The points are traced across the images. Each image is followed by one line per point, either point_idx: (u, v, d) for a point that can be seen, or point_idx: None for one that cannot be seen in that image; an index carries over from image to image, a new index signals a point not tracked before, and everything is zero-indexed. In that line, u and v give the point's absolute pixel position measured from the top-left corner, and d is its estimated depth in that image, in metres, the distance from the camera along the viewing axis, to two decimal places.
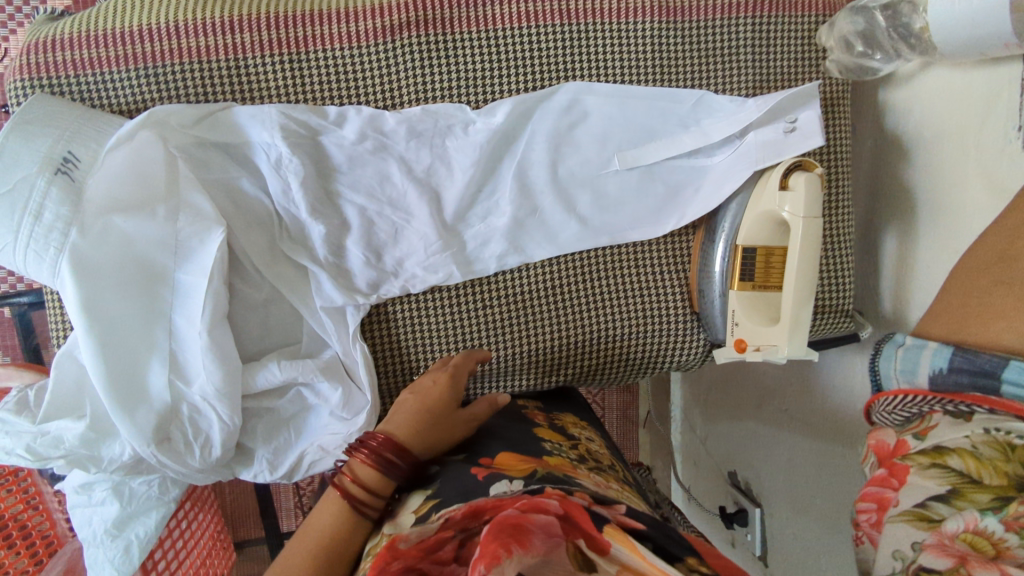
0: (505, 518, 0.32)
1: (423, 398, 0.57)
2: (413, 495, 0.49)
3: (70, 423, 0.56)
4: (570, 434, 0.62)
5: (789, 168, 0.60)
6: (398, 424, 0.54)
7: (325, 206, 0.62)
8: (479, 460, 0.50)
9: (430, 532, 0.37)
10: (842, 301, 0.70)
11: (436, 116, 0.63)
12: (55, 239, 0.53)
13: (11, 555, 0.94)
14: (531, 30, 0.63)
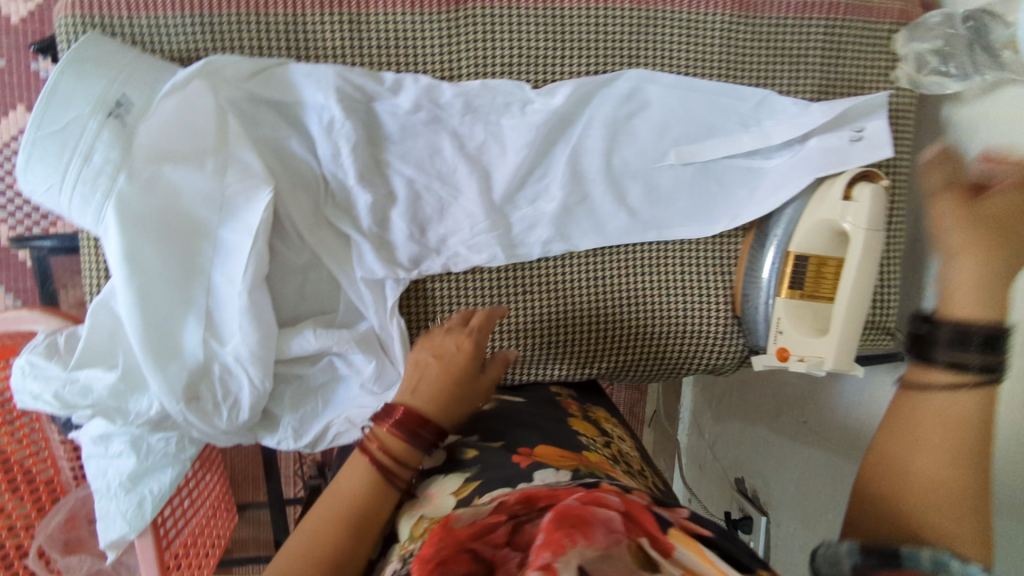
0: (564, 510, 0.32)
1: (445, 365, 0.54)
2: (450, 476, 0.48)
3: (100, 373, 0.56)
4: (604, 430, 0.61)
5: (850, 180, 0.60)
6: (419, 389, 0.53)
7: (373, 175, 0.61)
8: (519, 450, 0.49)
9: (484, 513, 0.35)
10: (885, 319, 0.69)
11: (494, 92, 0.61)
12: (103, 184, 0.52)
13: (16, 500, 0.92)
14: (600, 11, 0.61)
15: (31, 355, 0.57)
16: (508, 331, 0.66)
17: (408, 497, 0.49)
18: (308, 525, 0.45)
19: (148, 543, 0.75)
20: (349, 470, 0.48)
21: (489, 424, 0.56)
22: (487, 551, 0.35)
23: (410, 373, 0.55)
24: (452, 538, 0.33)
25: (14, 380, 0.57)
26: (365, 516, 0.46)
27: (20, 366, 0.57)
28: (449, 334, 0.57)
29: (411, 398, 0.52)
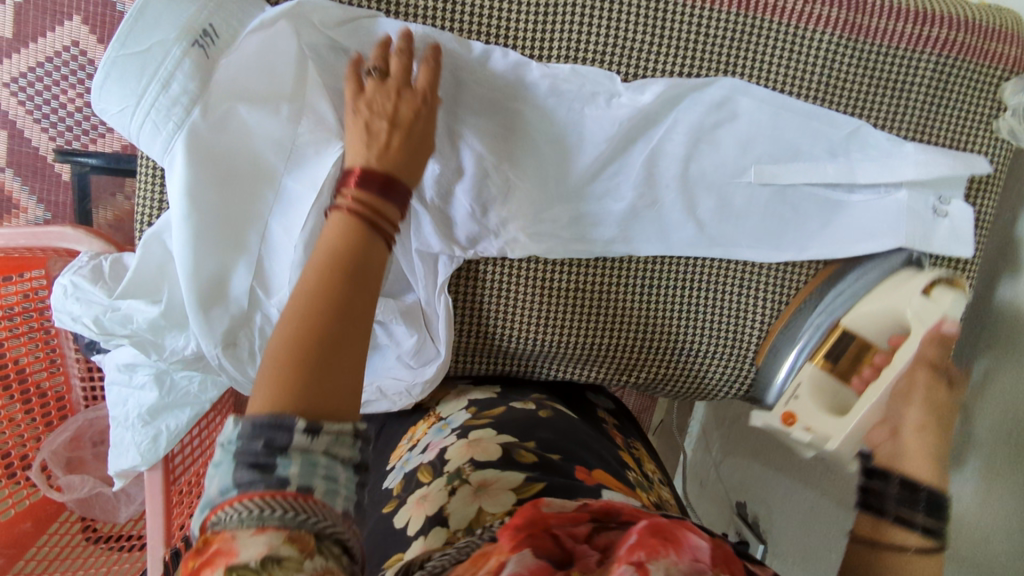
0: (657, 524, 0.36)
1: (404, 130, 0.49)
2: (507, 472, 0.51)
3: (143, 305, 0.55)
4: (643, 469, 0.63)
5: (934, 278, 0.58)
6: (379, 153, 0.48)
7: (444, 145, 0.59)
8: (580, 467, 0.53)
9: (569, 508, 0.40)
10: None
11: (582, 79, 0.59)
12: (177, 114, 0.50)
13: (26, 416, 0.92)
14: (704, 12, 0.58)
15: (77, 277, 0.56)
16: (553, 328, 0.65)
17: (455, 484, 0.51)
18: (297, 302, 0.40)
19: (157, 478, 0.74)
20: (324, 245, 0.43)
21: (542, 432, 0.59)
22: (568, 541, 0.37)
23: (360, 139, 0.49)
24: (539, 517, 0.38)
25: (55, 299, 0.56)
26: (364, 292, 0.41)
27: (64, 285, 0.56)
28: (400, 98, 0.50)
29: (370, 157, 0.47)
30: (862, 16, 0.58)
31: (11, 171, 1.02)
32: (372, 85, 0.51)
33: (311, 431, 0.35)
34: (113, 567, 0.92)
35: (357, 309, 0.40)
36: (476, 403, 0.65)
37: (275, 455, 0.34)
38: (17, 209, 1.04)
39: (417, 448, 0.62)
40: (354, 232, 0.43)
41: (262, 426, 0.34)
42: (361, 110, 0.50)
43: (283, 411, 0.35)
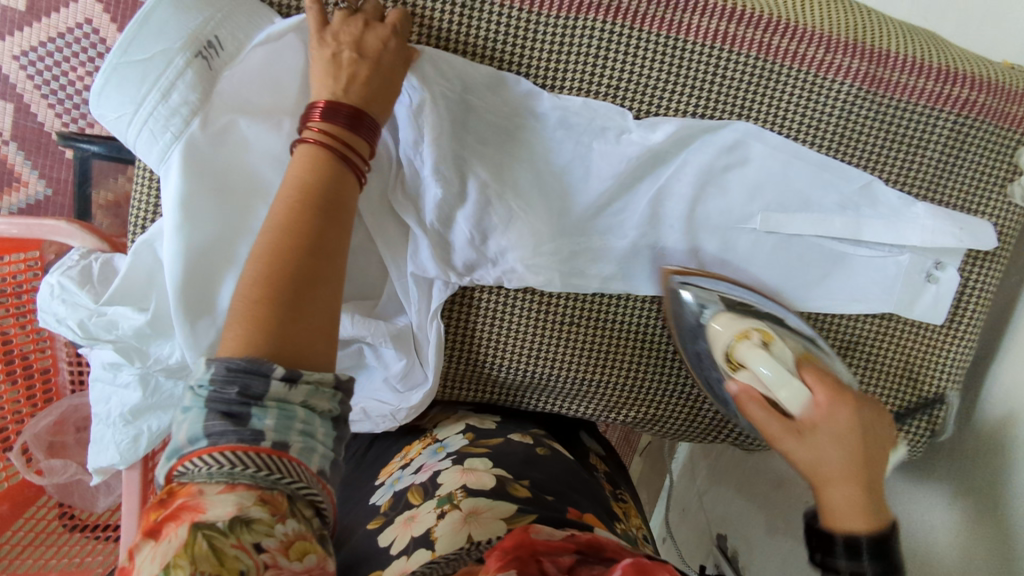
0: (640, 561, 0.38)
1: (373, 62, 0.49)
2: (498, 501, 0.51)
3: (130, 312, 0.54)
4: (629, 518, 0.62)
5: (729, 341, 0.57)
6: (348, 86, 0.48)
7: (448, 169, 0.57)
8: (569, 508, 0.53)
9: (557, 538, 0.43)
10: (916, 443, 0.67)
11: (593, 113, 0.58)
12: (175, 125, 0.49)
13: (9, 389, 0.91)
14: (723, 53, 0.56)
15: (66, 278, 0.56)
16: (544, 360, 0.65)
17: (445, 508, 0.51)
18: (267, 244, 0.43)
19: (135, 478, 0.73)
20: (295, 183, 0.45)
21: (534, 471, 0.58)
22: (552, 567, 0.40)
23: (326, 71, 0.49)
24: (528, 544, 0.41)
25: (41, 298, 0.56)
26: (332, 237, 0.45)
27: (50, 285, 0.56)
28: (367, 30, 0.50)
29: (338, 93, 0.48)
30: (885, 70, 0.57)
31: (15, 144, 1.02)
32: (336, 18, 0.50)
33: (288, 379, 0.39)
34: (85, 559, 0.91)
35: (327, 257, 0.44)
36: (474, 429, 0.65)
37: (251, 400, 0.38)
38: (19, 182, 1.04)
39: (409, 467, 0.61)
40: (323, 175, 0.46)
41: (238, 372, 0.38)
42: (326, 42, 0.49)
43: (261, 358, 0.39)
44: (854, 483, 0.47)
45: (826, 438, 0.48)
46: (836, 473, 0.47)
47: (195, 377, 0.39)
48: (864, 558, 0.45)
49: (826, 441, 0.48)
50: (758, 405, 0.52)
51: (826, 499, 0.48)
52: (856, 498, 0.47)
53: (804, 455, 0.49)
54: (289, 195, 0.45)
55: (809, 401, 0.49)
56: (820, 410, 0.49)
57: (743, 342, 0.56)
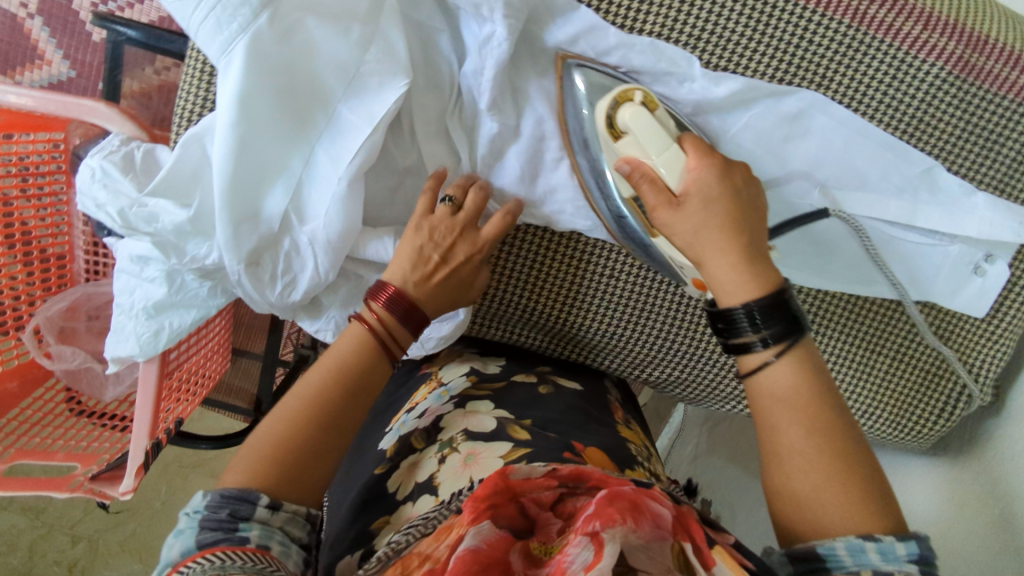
0: (618, 493, 0.35)
1: (452, 265, 0.55)
2: (495, 442, 0.51)
3: (172, 208, 0.53)
4: (644, 444, 0.63)
5: (608, 106, 0.54)
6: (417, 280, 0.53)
7: (506, 101, 0.56)
8: (570, 442, 0.53)
9: (536, 474, 0.39)
10: (930, 432, 0.69)
11: (659, 55, 0.54)
12: (243, 17, 0.47)
13: (26, 282, 0.89)
14: (812, 14, 0.54)
15: (109, 163, 0.56)
16: (575, 306, 0.67)
17: (445, 453, 0.52)
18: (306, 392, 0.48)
19: (151, 372, 0.74)
20: (328, 364, 0.50)
21: (537, 411, 0.59)
22: (533, 509, 0.38)
23: (409, 259, 0.53)
24: (506, 487, 0.38)
25: (79, 180, 0.55)
26: (350, 414, 0.49)
27: (91, 168, 0.55)
28: (460, 236, 0.55)
29: (408, 283, 0.53)
30: (977, 57, 0.55)
31: (40, 20, 0.98)
32: (443, 210, 0.55)
33: (271, 507, 0.43)
34: (92, 444, 0.91)
35: (335, 434, 0.48)
36: (477, 373, 0.65)
37: (238, 522, 0.41)
38: (42, 61, 1.01)
39: (415, 412, 0.62)
40: (337, 397, 0.48)
41: (230, 498, 0.42)
42: (422, 230, 0.54)
43: (251, 487, 0.43)
44: (728, 260, 0.49)
45: (700, 204, 0.50)
46: (710, 242, 0.49)
47: (190, 504, 0.42)
48: (759, 323, 0.47)
49: (699, 207, 0.50)
50: (648, 181, 0.51)
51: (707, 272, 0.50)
52: (738, 265, 0.48)
53: (680, 228, 0.50)
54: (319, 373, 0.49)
55: (681, 167, 0.52)
56: (693, 173, 0.51)
57: (626, 104, 0.53)
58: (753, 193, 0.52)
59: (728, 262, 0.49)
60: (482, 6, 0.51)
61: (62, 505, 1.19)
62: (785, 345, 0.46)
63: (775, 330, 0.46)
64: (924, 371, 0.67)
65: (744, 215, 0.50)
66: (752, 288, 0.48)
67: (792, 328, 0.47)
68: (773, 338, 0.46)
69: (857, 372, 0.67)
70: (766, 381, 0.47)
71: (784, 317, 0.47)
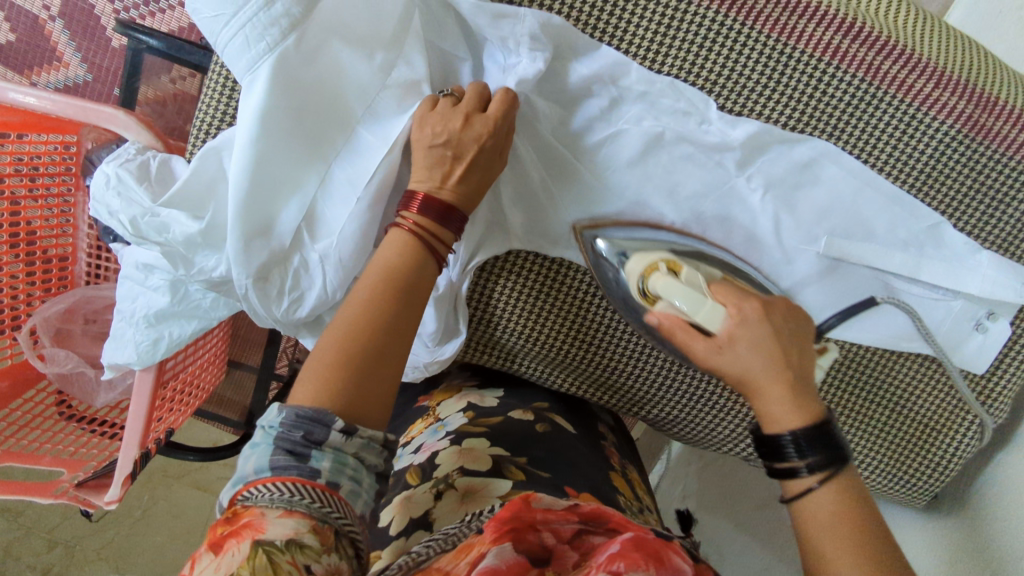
0: (641, 538, 0.34)
1: (469, 156, 0.50)
2: (495, 479, 0.51)
3: (184, 219, 0.53)
4: (637, 495, 0.61)
5: (640, 278, 0.55)
6: (442, 183, 0.50)
7: (523, 129, 0.57)
8: (564, 486, 0.51)
9: (557, 507, 0.39)
10: (923, 486, 0.69)
11: (679, 94, 0.56)
12: (272, 35, 0.48)
13: (25, 284, 0.88)
14: (827, 67, 0.55)
15: (125, 171, 0.57)
16: (570, 338, 0.67)
17: (441, 488, 0.51)
18: (363, 295, 0.46)
19: (147, 380, 0.73)
20: (380, 274, 0.47)
21: (534, 450, 0.57)
22: (551, 540, 0.38)
23: (427, 162, 0.50)
24: (527, 513, 0.38)
25: (94, 187, 0.57)
26: (403, 330, 0.46)
27: (106, 175, 0.57)
28: (466, 122, 0.50)
29: (438, 185, 0.50)
30: (987, 117, 0.56)
31: (61, 23, 0.99)
32: (444, 104, 0.51)
33: (346, 432, 0.40)
34: (80, 449, 0.90)
35: (394, 345, 0.45)
36: (474, 408, 0.63)
37: (311, 447, 0.40)
38: (59, 63, 1.02)
39: (411, 446, 0.61)
40: (398, 302, 0.46)
41: (304, 419, 0.40)
42: (426, 130, 0.51)
43: (325, 408, 0.40)
44: (782, 384, 0.47)
45: (746, 349, 0.48)
46: (761, 381, 0.47)
47: (267, 418, 0.41)
48: (805, 451, 0.45)
49: (749, 349, 0.48)
50: (684, 333, 0.50)
51: (761, 402, 0.48)
52: (786, 398, 0.47)
53: (730, 370, 0.48)
54: (382, 274, 0.47)
55: (724, 315, 0.49)
56: (736, 323, 0.48)
57: (653, 275, 0.54)
58: (794, 329, 0.50)
59: (780, 397, 0.47)
60: (508, 41, 0.53)
61: (40, 509, 1.17)
62: (831, 473, 0.44)
63: (821, 457, 0.44)
64: (922, 425, 0.67)
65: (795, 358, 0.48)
66: (800, 415, 0.46)
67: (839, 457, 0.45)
68: (818, 466, 0.44)
69: (854, 418, 0.67)
70: (809, 507, 0.45)
71: (831, 446, 0.45)
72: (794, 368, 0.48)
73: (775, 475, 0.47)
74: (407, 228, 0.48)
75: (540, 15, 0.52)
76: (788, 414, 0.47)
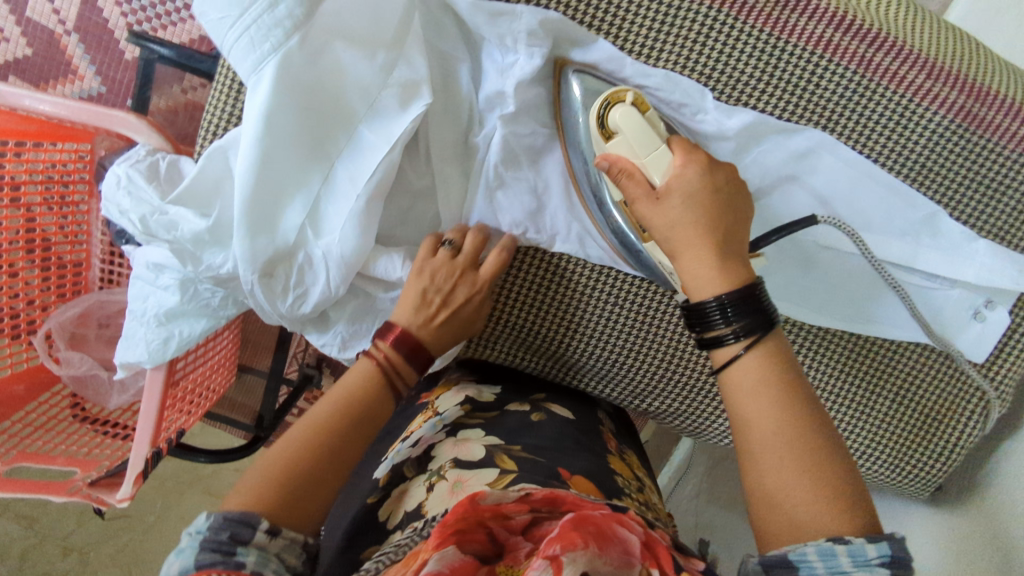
0: (586, 515, 0.34)
1: (448, 306, 0.58)
2: (483, 469, 0.51)
3: (192, 216, 0.55)
4: (637, 476, 0.62)
5: (602, 103, 0.54)
6: (422, 323, 0.57)
7: (522, 125, 0.58)
8: (558, 471, 0.51)
9: (509, 500, 0.37)
10: (928, 477, 0.69)
11: (675, 87, 0.57)
12: (275, 37, 0.50)
13: (41, 289, 0.90)
14: (822, 60, 0.55)
15: (135, 171, 0.59)
16: (570, 331, 0.67)
17: (434, 480, 0.51)
18: (315, 419, 0.51)
19: (158, 379, 0.74)
20: (337, 398, 0.53)
21: (527, 438, 0.58)
22: (502, 533, 0.38)
23: (412, 302, 0.57)
24: (475, 511, 0.36)
25: (106, 187, 0.58)
26: (343, 452, 0.50)
27: (117, 176, 0.58)
28: (460, 280, 0.59)
29: (412, 326, 0.57)
30: (980, 107, 0.56)
31: (77, 37, 1.02)
32: (443, 253, 0.59)
33: (270, 532, 0.44)
34: (93, 449, 0.92)
35: (334, 466, 0.50)
36: (471, 400, 0.64)
37: (236, 546, 0.42)
38: (74, 75, 1.04)
39: (408, 441, 0.60)
40: (339, 431, 0.51)
41: (231, 521, 0.43)
42: (424, 274, 0.58)
43: (252, 511, 0.44)
44: (707, 249, 0.48)
45: (680, 202, 0.49)
46: (686, 235, 0.48)
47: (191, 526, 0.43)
48: (730, 316, 0.46)
49: (683, 203, 0.49)
50: (627, 176, 0.51)
51: (681, 266, 0.49)
52: (710, 262, 0.48)
53: (658, 221, 0.50)
54: (327, 407, 0.52)
55: (669, 164, 0.50)
56: (678, 171, 0.50)
57: (617, 104, 0.53)
58: (738, 200, 0.50)
59: (700, 258, 0.48)
60: (507, 37, 0.55)
61: (55, 513, 1.18)
62: (754, 340, 0.45)
63: (747, 323, 0.46)
64: (923, 416, 0.66)
65: (724, 212, 0.49)
66: (722, 280, 0.47)
67: (764, 323, 0.46)
68: (745, 331, 0.45)
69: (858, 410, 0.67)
70: (737, 371, 0.46)
71: (757, 312, 0.46)
72: (722, 229, 0.48)
73: (705, 347, 0.48)
74: (377, 358, 0.55)
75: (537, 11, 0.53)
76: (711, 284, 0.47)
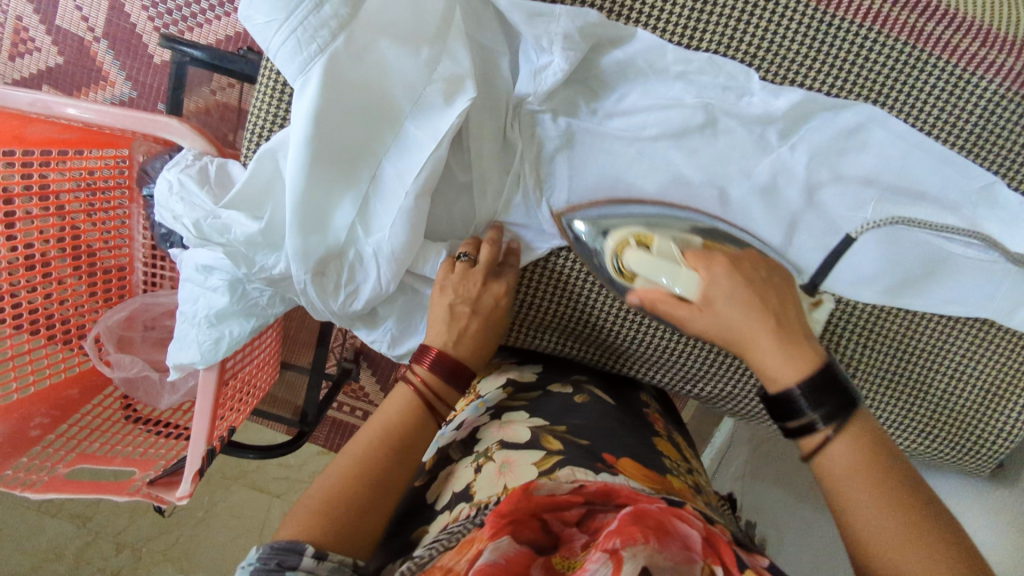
0: (644, 510, 0.34)
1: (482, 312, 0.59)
2: (530, 450, 0.51)
3: (245, 220, 0.55)
4: (685, 457, 0.62)
5: (613, 253, 0.55)
6: (460, 338, 0.58)
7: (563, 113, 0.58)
8: (602, 454, 0.50)
9: (563, 490, 0.38)
10: (992, 453, 0.67)
11: (718, 71, 0.56)
12: (322, 36, 0.50)
13: (88, 295, 0.92)
14: (871, 32, 0.54)
15: (185, 175, 0.60)
16: (613, 323, 0.67)
17: (481, 462, 0.51)
18: (357, 449, 0.52)
19: (209, 379, 0.76)
20: (380, 425, 0.54)
21: (574, 419, 0.57)
22: (556, 525, 0.39)
23: (444, 319, 0.58)
24: (529, 502, 0.37)
25: (157, 193, 0.59)
26: (387, 477, 0.51)
27: (169, 181, 0.59)
28: (485, 286, 0.60)
29: (449, 344, 0.57)
30: None
31: (106, 44, 1.03)
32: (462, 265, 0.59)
33: (317, 556, 0.44)
34: (149, 450, 0.92)
35: (381, 489, 0.50)
36: (513, 383, 0.65)
37: (285, 570, 0.42)
38: (106, 82, 1.06)
39: (453, 423, 0.63)
40: (386, 458, 0.52)
41: (278, 550, 0.44)
42: (447, 290, 0.59)
43: (298, 538, 0.45)
44: (766, 336, 0.49)
45: (726, 304, 0.49)
46: (747, 333, 0.49)
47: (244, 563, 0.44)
48: (812, 404, 0.46)
49: (729, 305, 0.49)
50: (666, 306, 0.51)
51: (755, 358, 0.49)
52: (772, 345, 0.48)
53: (714, 331, 0.50)
54: (375, 432, 0.53)
55: (699, 280, 0.50)
56: (709, 282, 0.50)
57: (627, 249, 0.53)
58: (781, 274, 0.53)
59: (769, 348, 0.48)
60: (543, 38, 0.54)
61: (108, 511, 1.22)
62: (841, 425, 0.45)
63: (827, 410, 0.45)
64: (985, 391, 0.65)
65: (768, 296, 0.50)
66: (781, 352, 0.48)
67: (846, 404, 0.45)
68: (827, 419, 0.45)
69: (916, 389, 0.66)
70: (829, 465, 0.45)
71: (835, 395, 0.45)
72: (778, 319, 0.49)
73: (790, 435, 0.48)
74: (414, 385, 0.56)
75: (576, 14, 0.53)
76: (777, 360, 0.48)
